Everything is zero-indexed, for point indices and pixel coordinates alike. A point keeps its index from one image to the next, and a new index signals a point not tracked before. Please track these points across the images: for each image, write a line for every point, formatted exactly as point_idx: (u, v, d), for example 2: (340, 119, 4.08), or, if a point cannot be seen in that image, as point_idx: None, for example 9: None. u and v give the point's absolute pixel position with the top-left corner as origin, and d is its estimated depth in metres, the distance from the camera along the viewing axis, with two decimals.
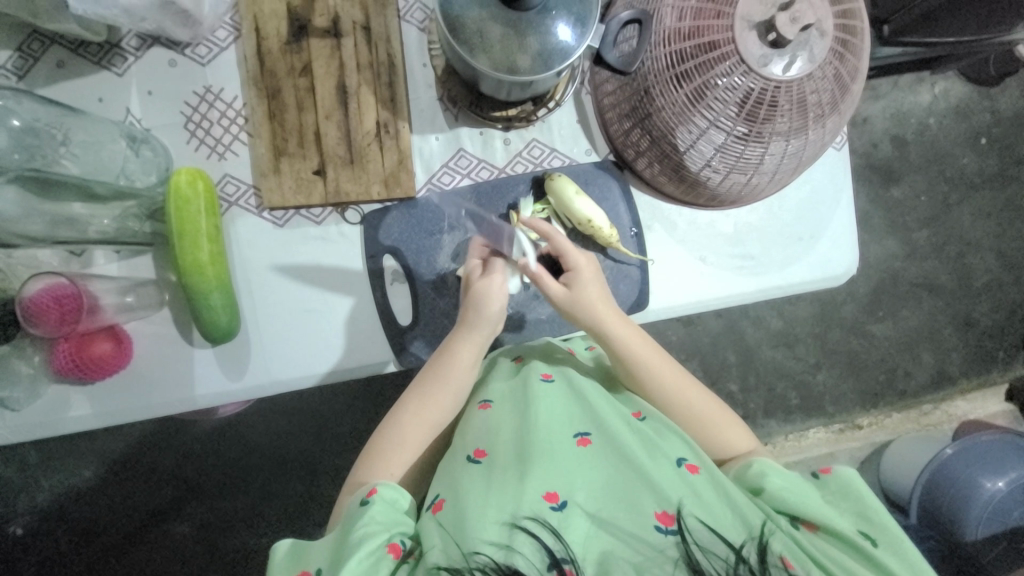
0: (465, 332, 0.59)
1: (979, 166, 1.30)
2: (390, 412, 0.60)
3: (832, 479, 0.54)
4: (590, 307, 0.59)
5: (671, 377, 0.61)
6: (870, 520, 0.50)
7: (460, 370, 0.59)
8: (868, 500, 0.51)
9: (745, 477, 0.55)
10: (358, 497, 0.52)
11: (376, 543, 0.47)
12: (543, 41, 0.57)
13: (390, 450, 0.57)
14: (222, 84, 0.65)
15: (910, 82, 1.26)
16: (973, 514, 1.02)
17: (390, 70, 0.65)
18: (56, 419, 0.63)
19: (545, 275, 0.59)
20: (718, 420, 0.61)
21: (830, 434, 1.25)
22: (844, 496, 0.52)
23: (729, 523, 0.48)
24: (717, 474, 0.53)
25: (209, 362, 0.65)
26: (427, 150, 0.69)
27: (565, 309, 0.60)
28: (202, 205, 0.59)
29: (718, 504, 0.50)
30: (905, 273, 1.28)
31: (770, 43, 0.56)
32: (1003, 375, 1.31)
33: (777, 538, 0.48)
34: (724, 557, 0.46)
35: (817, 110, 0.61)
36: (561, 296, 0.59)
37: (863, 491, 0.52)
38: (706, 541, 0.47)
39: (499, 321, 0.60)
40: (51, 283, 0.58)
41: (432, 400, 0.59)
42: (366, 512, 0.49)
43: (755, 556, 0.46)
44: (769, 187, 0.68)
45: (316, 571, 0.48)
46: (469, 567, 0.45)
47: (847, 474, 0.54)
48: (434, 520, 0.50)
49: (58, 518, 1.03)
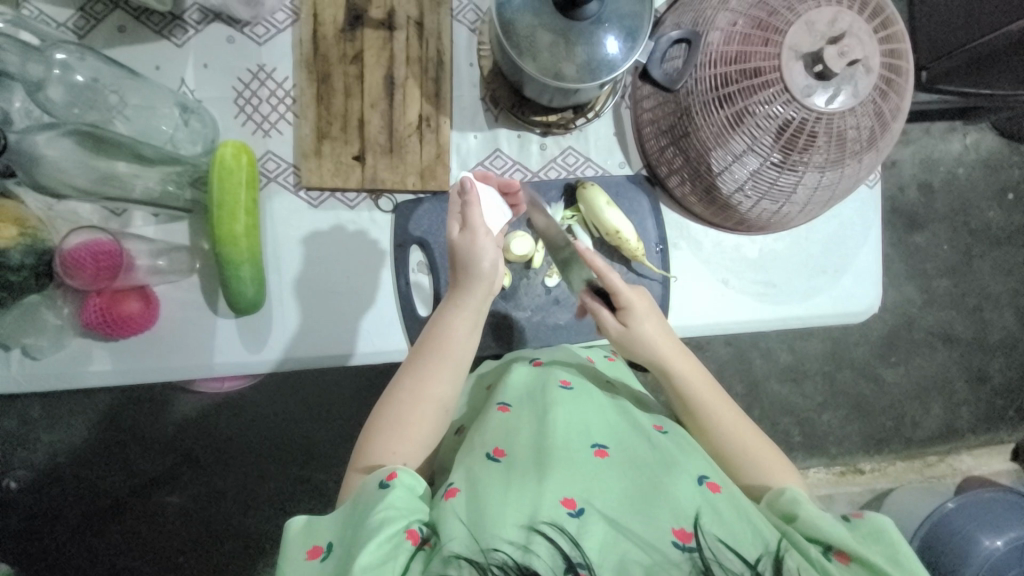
0: (458, 297, 0.59)
1: (1004, 221, 1.29)
2: (388, 388, 0.59)
3: (865, 523, 0.51)
4: (643, 345, 0.61)
5: (717, 408, 0.60)
6: (900, 564, 0.48)
7: (456, 337, 0.59)
8: (901, 546, 0.49)
9: (777, 502, 0.54)
10: (377, 478, 0.51)
11: (395, 527, 0.47)
12: (591, 52, 0.59)
13: (393, 427, 0.57)
14: (275, 65, 0.67)
15: (943, 130, 1.26)
16: (970, 570, 0.99)
17: (438, 66, 0.67)
18: (76, 371, 0.64)
19: (600, 312, 0.62)
20: (741, 435, 0.59)
21: (831, 475, 1.23)
22: (875, 539, 0.50)
23: (749, 539, 0.48)
24: (738, 495, 0.52)
25: (231, 331, 0.66)
26: (464, 148, 0.70)
27: (621, 343, 0.62)
28: (244, 177, 0.60)
29: (739, 521, 0.49)
30: (921, 320, 1.27)
31: (815, 75, 0.57)
32: (1011, 434, 1.29)
33: (793, 557, 0.47)
34: (740, 572, 0.45)
35: (854, 145, 0.61)
36: (617, 333, 0.62)
37: (897, 538, 0.49)
38: (723, 558, 0.46)
39: (494, 278, 0.59)
40: (92, 239, 0.60)
41: (426, 372, 0.58)
42: (385, 495, 0.49)
43: (770, 571, 0.46)
44: (798, 218, 0.69)
45: (327, 546, 0.49)
46: (488, 562, 0.44)
47: (882, 519, 0.51)
48: (450, 506, 0.50)
49: (54, 474, 1.04)
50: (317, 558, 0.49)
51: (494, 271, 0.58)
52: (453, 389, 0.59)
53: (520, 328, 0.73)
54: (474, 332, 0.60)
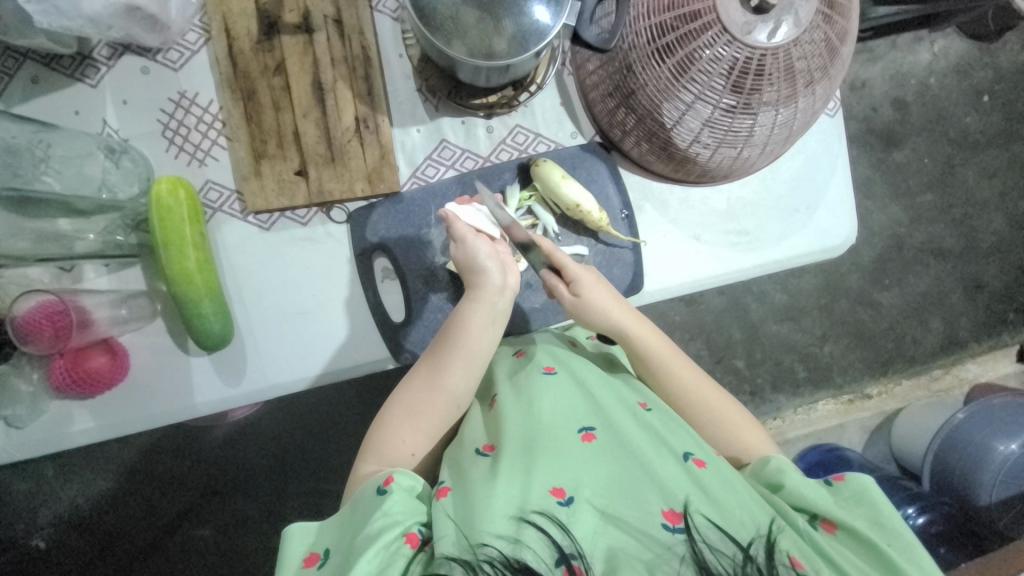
0: (473, 294, 0.59)
1: (982, 124, 1.27)
2: (407, 374, 0.60)
3: (846, 487, 0.52)
4: (599, 315, 0.61)
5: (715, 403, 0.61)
6: (882, 526, 0.49)
7: (472, 330, 0.58)
8: (883, 505, 0.50)
9: (763, 473, 0.54)
10: (374, 483, 0.51)
11: (391, 535, 0.46)
12: (518, 23, 0.56)
13: (404, 415, 0.57)
14: (197, 89, 0.64)
15: (909, 41, 1.22)
16: (986, 480, 1.00)
17: (365, 63, 0.64)
18: (61, 433, 0.63)
19: (556, 286, 0.62)
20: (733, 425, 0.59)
21: (839, 405, 1.24)
22: (858, 501, 0.51)
23: (741, 520, 0.47)
24: (724, 471, 0.52)
25: (205, 369, 0.65)
26: (409, 143, 0.68)
27: (579, 316, 0.62)
28: (185, 212, 0.58)
29: (728, 500, 0.48)
30: (911, 239, 1.26)
31: (753, 9, 0.55)
32: (1014, 336, 1.29)
33: (785, 536, 0.47)
34: (732, 554, 0.45)
35: (806, 76, 0.59)
36: (572, 306, 0.62)
37: (878, 496, 0.50)
38: (714, 540, 0.46)
39: (506, 274, 0.60)
40: (40, 301, 0.58)
41: (444, 367, 0.58)
42: (383, 502, 0.49)
43: (764, 554, 0.45)
44: (760, 160, 0.67)
45: (324, 552, 0.50)
46: (477, 560, 0.44)
47: (862, 479, 0.52)
48: (441, 506, 0.49)
49: (81, 527, 1.05)
50: (314, 565, 0.49)
51: (503, 270, 0.60)
52: (467, 382, 0.58)
53: None
54: (493, 326, 0.60)
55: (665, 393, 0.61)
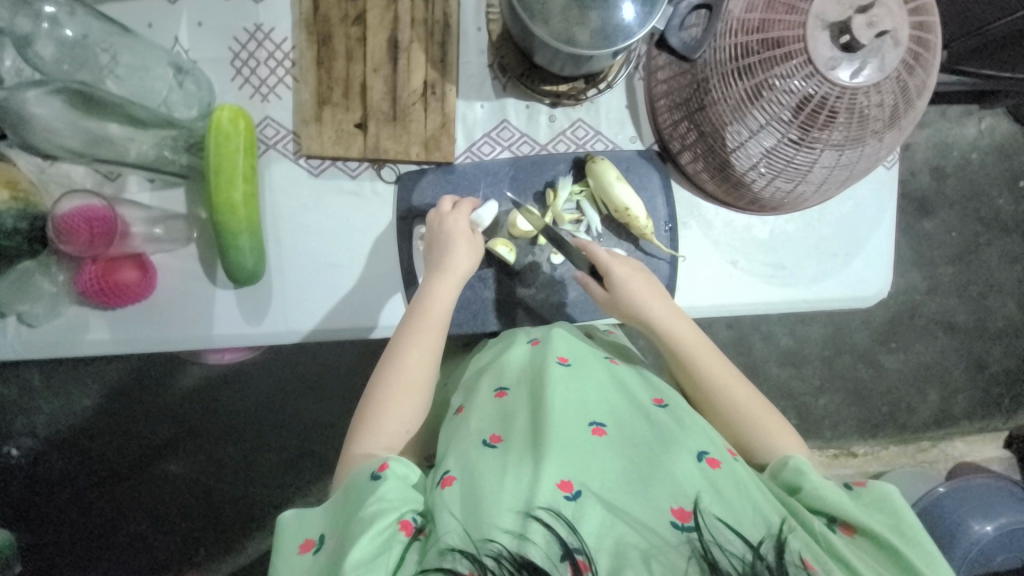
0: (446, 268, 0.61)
1: (1015, 209, 1.27)
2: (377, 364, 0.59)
3: (867, 493, 0.51)
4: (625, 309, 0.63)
5: (740, 394, 0.60)
6: (903, 534, 0.48)
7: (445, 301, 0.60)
8: (904, 514, 0.49)
9: (781, 474, 0.54)
10: (367, 470, 0.50)
11: (389, 519, 0.46)
12: (606, 17, 0.56)
13: (384, 403, 0.56)
14: (273, 24, 0.64)
15: (959, 113, 1.23)
16: (959, 553, 1.00)
17: (444, 30, 0.64)
18: (72, 339, 0.63)
19: (589, 281, 0.66)
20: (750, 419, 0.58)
21: (824, 458, 1.24)
22: (880, 508, 0.50)
23: (751, 520, 0.47)
24: (737, 469, 0.51)
25: (228, 303, 0.65)
26: (470, 117, 0.68)
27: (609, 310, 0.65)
28: (241, 143, 0.58)
29: (738, 501, 0.48)
30: (925, 307, 1.26)
31: (841, 46, 0.54)
32: (1006, 422, 1.30)
33: (796, 535, 0.47)
34: (742, 553, 0.45)
35: (876, 124, 0.59)
36: (602, 298, 0.65)
37: (900, 505, 0.50)
38: (723, 539, 0.46)
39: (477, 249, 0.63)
40: (86, 203, 0.58)
41: (415, 341, 0.58)
42: (376, 488, 0.48)
43: (773, 553, 0.45)
44: (812, 198, 0.67)
45: (319, 538, 0.49)
46: (482, 554, 0.44)
47: (885, 487, 0.51)
48: (444, 497, 0.48)
49: (59, 442, 1.05)
50: (310, 550, 0.49)
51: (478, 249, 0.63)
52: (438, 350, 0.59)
53: (525, 305, 0.71)
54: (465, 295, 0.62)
55: (686, 373, 0.61)
